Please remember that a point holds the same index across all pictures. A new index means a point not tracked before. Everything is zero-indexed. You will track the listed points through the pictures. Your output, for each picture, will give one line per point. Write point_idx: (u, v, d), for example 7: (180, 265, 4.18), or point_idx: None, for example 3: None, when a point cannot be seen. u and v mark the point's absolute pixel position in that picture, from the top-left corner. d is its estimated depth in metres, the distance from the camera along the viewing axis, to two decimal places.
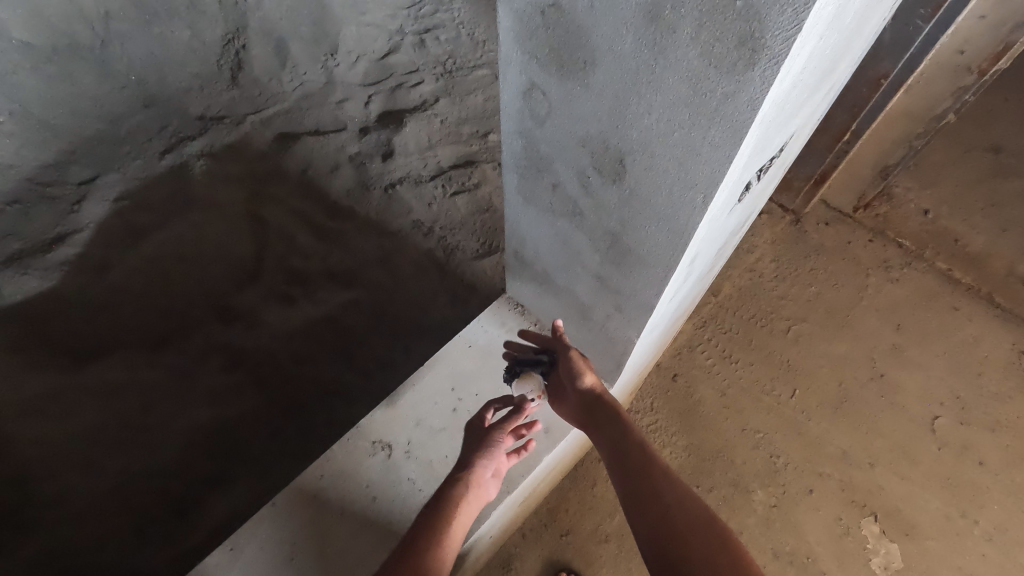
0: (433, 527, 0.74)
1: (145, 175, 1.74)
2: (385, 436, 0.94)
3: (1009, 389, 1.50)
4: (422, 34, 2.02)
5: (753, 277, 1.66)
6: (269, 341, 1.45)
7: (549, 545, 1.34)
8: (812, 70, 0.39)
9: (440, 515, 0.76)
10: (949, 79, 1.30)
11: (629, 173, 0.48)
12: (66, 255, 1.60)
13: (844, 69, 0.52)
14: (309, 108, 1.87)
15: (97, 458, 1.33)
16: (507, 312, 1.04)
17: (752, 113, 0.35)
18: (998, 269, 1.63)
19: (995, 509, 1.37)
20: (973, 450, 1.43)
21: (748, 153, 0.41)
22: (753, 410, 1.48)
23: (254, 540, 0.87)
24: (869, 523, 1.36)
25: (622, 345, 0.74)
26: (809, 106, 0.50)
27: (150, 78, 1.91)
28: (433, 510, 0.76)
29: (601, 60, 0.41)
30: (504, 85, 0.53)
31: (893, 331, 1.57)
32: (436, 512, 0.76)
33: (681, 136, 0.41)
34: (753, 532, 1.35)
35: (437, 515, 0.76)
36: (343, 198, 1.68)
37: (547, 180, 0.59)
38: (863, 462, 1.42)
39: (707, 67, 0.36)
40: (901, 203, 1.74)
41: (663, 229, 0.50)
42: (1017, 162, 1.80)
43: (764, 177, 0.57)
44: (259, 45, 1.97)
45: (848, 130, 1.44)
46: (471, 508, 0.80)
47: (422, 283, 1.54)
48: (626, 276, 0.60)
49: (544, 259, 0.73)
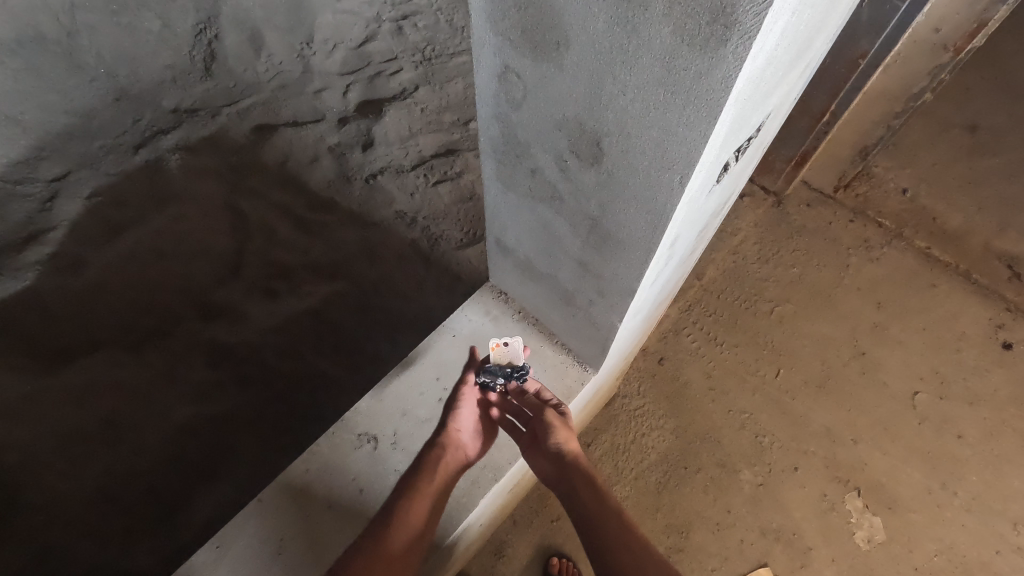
0: (411, 487, 0.79)
1: (119, 171, 1.70)
2: (371, 429, 0.94)
3: (987, 363, 1.53)
4: (400, 21, 1.99)
5: (737, 259, 1.67)
6: (253, 336, 1.43)
7: (540, 531, 1.36)
8: (785, 45, 0.39)
9: (417, 475, 0.81)
10: (926, 58, 1.31)
11: (607, 155, 0.48)
12: (40, 254, 1.57)
13: (818, 47, 0.52)
14: (286, 98, 1.84)
15: (81, 460, 1.31)
16: (492, 300, 1.03)
17: (725, 91, 0.35)
18: (975, 246, 1.66)
19: (974, 480, 1.41)
20: (953, 423, 1.46)
21: (724, 133, 0.41)
22: (739, 391, 1.50)
23: (241, 537, 0.86)
24: (852, 498, 1.39)
25: (606, 329, 0.74)
26: (786, 84, 0.50)
27: (121, 71, 1.86)
28: (411, 471, 0.82)
29: (574, 40, 0.41)
30: (479, 68, 0.52)
31: (873, 309, 1.60)
32: (409, 481, 0.80)
33: (657, 115, 0.41)
34: (741, 511, 1.37)
35: (413, 475, 0.81)
36: (324, 190, 1.66)
37: (525, 166, 0.58)
38: (847, 439, 1.45)
39: (680, 44, 0.35)
40: (880, 182, 1.76)
41: (642, 211, 0.50)
42: (993, 140, 1.83)
43: (743, 157, 0.57)
44: (233, 34, 1.93)
45: (827, 110, 1.44)
46: (448, 469, 0.83)
47: (406, 273, 1.53)
48: (605, 260, 0.60)
49: (525, 248, 0.73)
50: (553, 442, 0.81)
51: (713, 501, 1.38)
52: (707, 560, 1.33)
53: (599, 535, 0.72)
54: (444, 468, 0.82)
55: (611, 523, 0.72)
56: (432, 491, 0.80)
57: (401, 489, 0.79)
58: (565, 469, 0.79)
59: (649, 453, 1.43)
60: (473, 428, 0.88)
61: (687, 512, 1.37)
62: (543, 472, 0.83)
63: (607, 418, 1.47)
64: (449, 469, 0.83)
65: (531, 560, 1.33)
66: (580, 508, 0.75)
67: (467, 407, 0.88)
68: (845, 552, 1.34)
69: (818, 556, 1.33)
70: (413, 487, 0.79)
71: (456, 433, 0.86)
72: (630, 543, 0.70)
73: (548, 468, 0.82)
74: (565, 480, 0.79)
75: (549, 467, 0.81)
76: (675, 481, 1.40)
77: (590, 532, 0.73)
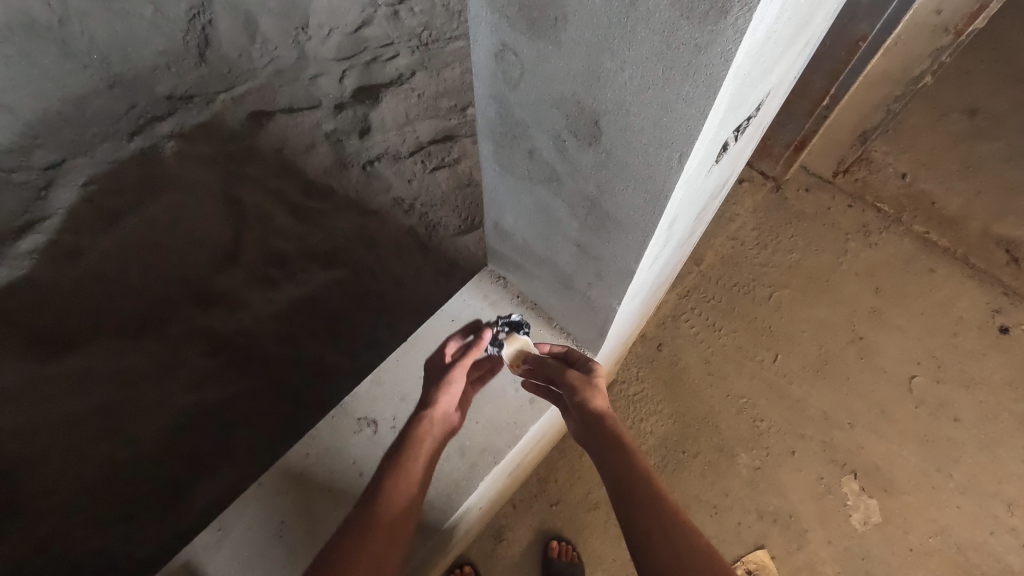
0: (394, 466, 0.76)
1: (114, 158, 1.69)
2: (370, 413, 0.94)
3: (983, 347, 1.54)
4: (396, 5, 1.96)
5: (735, 245, 1.67)
6: (252, 324, 1.43)
7: (539, 516, 1.37)
8: (785, 21, 0.38)
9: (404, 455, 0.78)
10: (926, 41, 1.30)
11: (605, 134, 0.47)
12: (36, 243, 1.56)
13: (818, 25, 0.52)
14: (282, 85, 1.82)
15: (83, 448, 1.31)
16: (490, 285, 1.03)
17: (725, 65, 0.34)
18: (974, 231, 1.66)
19: (968, 462, 1.42)
20: (949, 407, 1.47)
21: (723, 109, 0.40)
22: (737, 376, 1.50)
23: (242, 520, 0.86)
24: (849, 481, 1.40)
25: (604, 313, 0.74)
26: (785, 62, 0.49)
27: (115, 57, 1.84)
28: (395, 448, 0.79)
29: (572, 14, 0.40)
30: (475, 48, 0.52)
31: (871, 294, 1.60)
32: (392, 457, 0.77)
33: (655, 92, 0.40)
34: (738, 494, 1.38)
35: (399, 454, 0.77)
36: (321, 176, 1.65)
37: (523, 147, 0.58)
38: (844, 423, 1.46)
39: (679, 18, 0.34)
40: (880, 167, 1.76)
41: (639, 191, 0.49)
42: (992, 124, 1.82)
43: (742, 137, 0.56)
44: (227, 20, 1.91)
45: (827, 95, 1.44)
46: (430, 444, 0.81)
47: (404, 261, 1.52)
48: (602, 241, 0.60)
49: (522, 232, 0.73)
50: (578, 400, 0.80)
51: (710, 485, 1.39)
52: None
53: (625, 490, 0.70)
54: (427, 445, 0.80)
55: (637, 478, 0.70)
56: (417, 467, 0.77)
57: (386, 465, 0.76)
58: (592, 426, 0.78)
59: (647, 439, 1.44)
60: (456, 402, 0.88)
61: (684, 495, 1.38)
62: (573, 432, 0.82)
63: None
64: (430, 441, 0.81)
65: (530, 544, 1.35)
66: (607, 466, 0.73)
67: (457, 381, 0.86)
68: (841, 534, 1.35)
69: (814, 538, 1.35)
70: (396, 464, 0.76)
71: (443, 406, 0.85)
72: (657, 502, 0.67)
73: (577, 427, 0.81)
74: (593, 437, 0.77)
75: (577, 424, 0.81)
76: (673, 466, 1.41)
77: (617, 488, 0.71)
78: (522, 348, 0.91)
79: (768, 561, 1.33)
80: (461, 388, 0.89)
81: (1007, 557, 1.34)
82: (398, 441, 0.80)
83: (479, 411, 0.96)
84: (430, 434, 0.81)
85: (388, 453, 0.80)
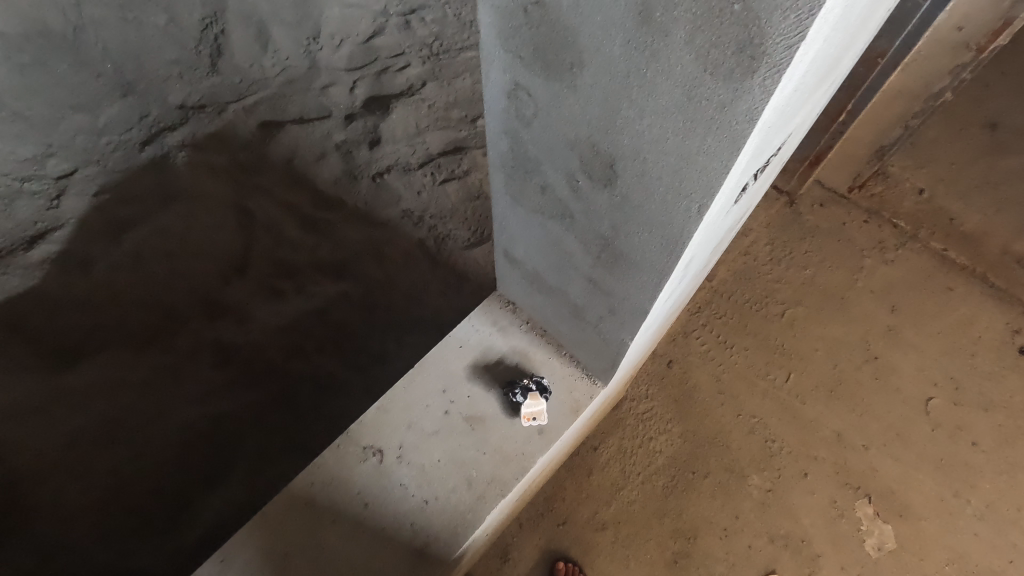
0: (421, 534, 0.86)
1: (126, 168, 1.69)
2: (376, 441, 0.92)
3: (1003, 369, 1.50)
4: (408, 15, 1.96)
5: (748, 261, 1.64)
6: (260, 337, 1.43)
7: (545, 535, 1.35)
8: (812, 73, 0.37)
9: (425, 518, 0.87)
10: (947, 58, 1.27)
11: (620, 177, 0.46)
12: (47, 253, 1.57)
13: (844, 65, 0.50)
14: (293, 94, 1.82)
15: (89, 461, 1.31)
16: (499, 310, 1.01)
17: (749, 124, 0.33)
18: (994, 249, 1.62)
19: (987, 487, 1.38)
20: (967, 430, 1.44)
21: (745, 160, 0.39)
22: (749, 396, 1.48)
23: (244, 550, 0.85)
24: (862, 505, 1.37)
25: (616, 346, 0.72)
26: (810, 103, 0.47)
27: (128, 66, 1.85)
28: (419, 509, 0.88)
29: (588, 62, 0.39)
30: (487, 84, 0.51)
31: (887, 313, 1.57)
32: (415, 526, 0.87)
33: (674, 144, 0.39)
34: (749, 517, 1.35)
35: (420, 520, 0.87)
36: (330, 187, 1.64)
37: (535, 182, 0.57)
38: (858, 444, 1.42)
39: (702, 73, 0.33)
40: (897, 181, 1.73)
41: (655, 234, 0.48)
42: (1013, 140, 1.79)
43: (762, 176, 0.55)
44: (239, 29, 1.91)
45: (844, 110, 1.42)
46: (446, 497, 0.88)
47: (413, 274, 1.51)
48: (616, 279, 0.58)
49: (534, 263, 0.72)
50: None
51: (720, 506, 1.36)
52: (714, 565, 1.31)
53: None
54: (445, 498, 0.88)
55: None
56: (439, 529, 0.86)
57: (411, 535, 0.86)
58: None
59: (657, 458, 1.41)
60: (467, 446, 0.92)
61: (694, 518, 1.35)
62: None
63: (614, 421, 1.45)
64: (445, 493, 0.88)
65: (536, 563, 1.33)
66: None
67: (465, 436, 0.92)
68: (854, 560, 1.32)
69: (827, 563, 1.32)
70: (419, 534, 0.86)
71: (450, 457, 0.91)
72: None
73: None
74: None
75: None
76: (683, 486, 1.38)
77: None
78: (541, 408, 0.90)
79: None
80: (474, 435, 0.92)
81: None
82: (426, 480, 0.89)
83: (486, 440, 0.92)
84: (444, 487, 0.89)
85: (412, 509, 0.88)
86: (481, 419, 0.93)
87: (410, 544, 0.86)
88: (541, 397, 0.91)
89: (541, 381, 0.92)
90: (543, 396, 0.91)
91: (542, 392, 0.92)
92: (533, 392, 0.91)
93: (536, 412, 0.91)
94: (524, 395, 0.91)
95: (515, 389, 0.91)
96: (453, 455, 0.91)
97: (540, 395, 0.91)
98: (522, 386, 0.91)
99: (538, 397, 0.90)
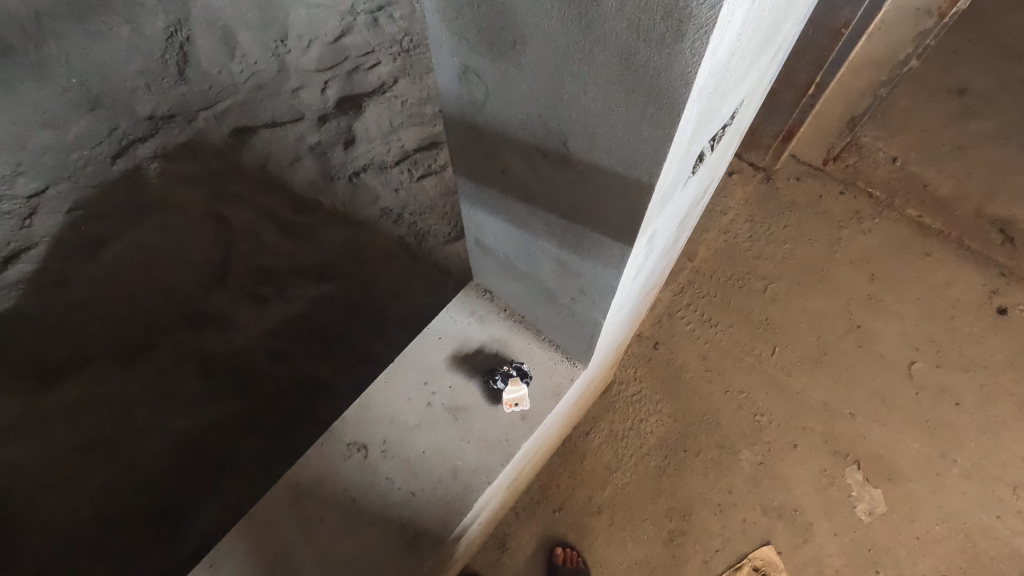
0: (410, 528, 0.86)
1: (98, 182, 1.67)
2: (360, 437, 0.92)
3: (983, 329, 1.53)
4: (375, 12, 1.95)
5: (728, 239, 1.65)
6: (244, 344, 1.42)
7: (542, 522, 1.36)
8: (749, 36, 0.37)
9: (415, 512, 0.87)
10: (909, 25, 1.27)
11: (574, 154, 0.46)
12: (22, 273, 1.55)
13: (788, 31, 0.51)
14: (264, 99, 1.80)
15: (78, 479, 1.30)
16: (476, 300, 1.01)
17: (685, 88, 0.33)
18: (967, 213, 1.65)
19: (972, 446, 1.41)
20: (950, 391, 1.46)
21: (690, 127, 0.39)
22: (736, 371, 1.49)
23: (234, 555, 0.85)
24: (852, 472, 1.39)
25: (590, 326, 0.73)
26: (757, 69, 0.48)
27: (93, 79, 1.82)
28: (405, 504, 0.88)
29: (529, 38, 0.39)
30: (439, 70, 0.51)
31: (867, 281, 1.59)
32: (405, 520, 0.87)
33: (619, 115, 0.39)
34: (742, 491, 1.37)
35: (408, 514, 0.87)
36: (307, 190, 1.63)
37: (496, 166, 0.57)
38: (845, 412, 1.44)
39: (636, 40, 0.33)
40: (870, 152, 1.75)
41: (612, 208, 0.48)
42: (981, 104, 1.82)
43: (719, 146, 0.55)
44: (205, 36, 1.89)
45: (812, 83, 1.42)
46: (432, 491, 0.88)
47: (395, 272, 1.51)
48: (584, 258, 0.59)
49: (504, 249, 0.72)
50: None
51: (713, 482, 1.38)
52: (710, 541, 1.32)
53: None
54: (432, 491, 0.88)
55: None
56: (428, 521, 0.87)
57: (401, 530, 0.86)
58: None
59: (648, 439, 1.42)
60: (449, 438, 0.92)
61: (688, 495, 1.36)
62: None
63: (604, 405, 1.46)
64: (430, 487, 0.89)
65: (534, 550, 1.33)
66: None
67: (448, 428, 0.92)
68: (847, 526, 1.34)
69: (820, 531, 1.33)
70: (410, 528, 0.86)
71: (434, 447, 0.91)
72: None
73: None
74: None
75: None
76: (675, 466, 1.39)
77: None
78: (521, 393, 0.90)
79: (775, 556, 1.31)
80: (455, 427, 0.92)
81: (1016, 541, 1.32)
82: (412, 473, 0.89)
83: (470, 429, 0.92)
84: (429, 478, 0.89)
85: (399, 504, 0.88)
86: (463, 409, 0.94)
87: (401, 538, 0.86)
88: (523, 382, 0.91)
89: (522, 366, 0.92)
90: (525, 382, 0.91)
91: (524, 378, 0.92)
92: (515, 376, 0.91)
93: (519, 399, 0.91)
94: (505, 380, 0.91)
95: (496, 374, 0.91)
96: (436, 448, 0.91)
97: (522, 380, 0.91)
98: (502, 371, 0.92)
99: (519, 382, 0.91)
